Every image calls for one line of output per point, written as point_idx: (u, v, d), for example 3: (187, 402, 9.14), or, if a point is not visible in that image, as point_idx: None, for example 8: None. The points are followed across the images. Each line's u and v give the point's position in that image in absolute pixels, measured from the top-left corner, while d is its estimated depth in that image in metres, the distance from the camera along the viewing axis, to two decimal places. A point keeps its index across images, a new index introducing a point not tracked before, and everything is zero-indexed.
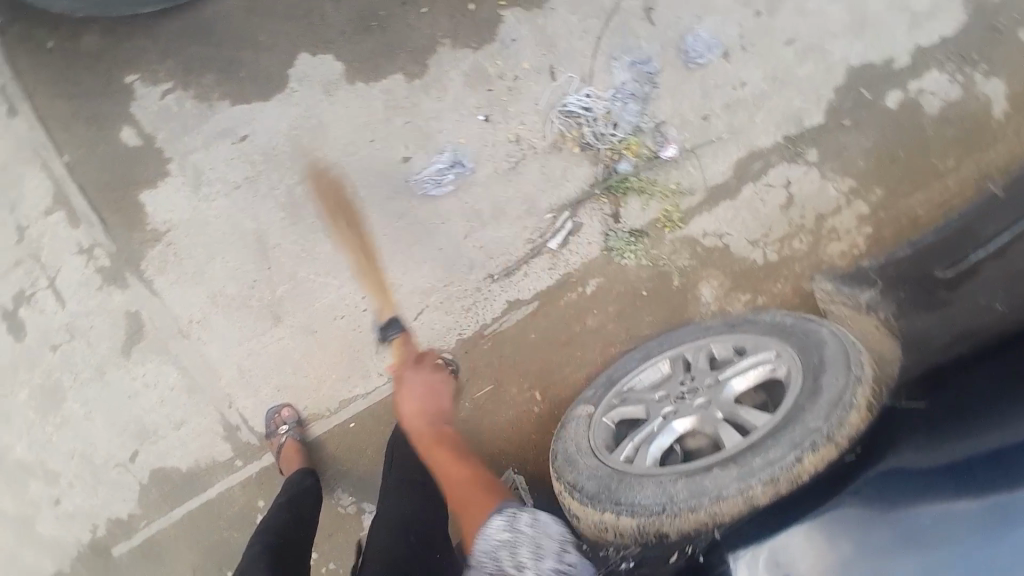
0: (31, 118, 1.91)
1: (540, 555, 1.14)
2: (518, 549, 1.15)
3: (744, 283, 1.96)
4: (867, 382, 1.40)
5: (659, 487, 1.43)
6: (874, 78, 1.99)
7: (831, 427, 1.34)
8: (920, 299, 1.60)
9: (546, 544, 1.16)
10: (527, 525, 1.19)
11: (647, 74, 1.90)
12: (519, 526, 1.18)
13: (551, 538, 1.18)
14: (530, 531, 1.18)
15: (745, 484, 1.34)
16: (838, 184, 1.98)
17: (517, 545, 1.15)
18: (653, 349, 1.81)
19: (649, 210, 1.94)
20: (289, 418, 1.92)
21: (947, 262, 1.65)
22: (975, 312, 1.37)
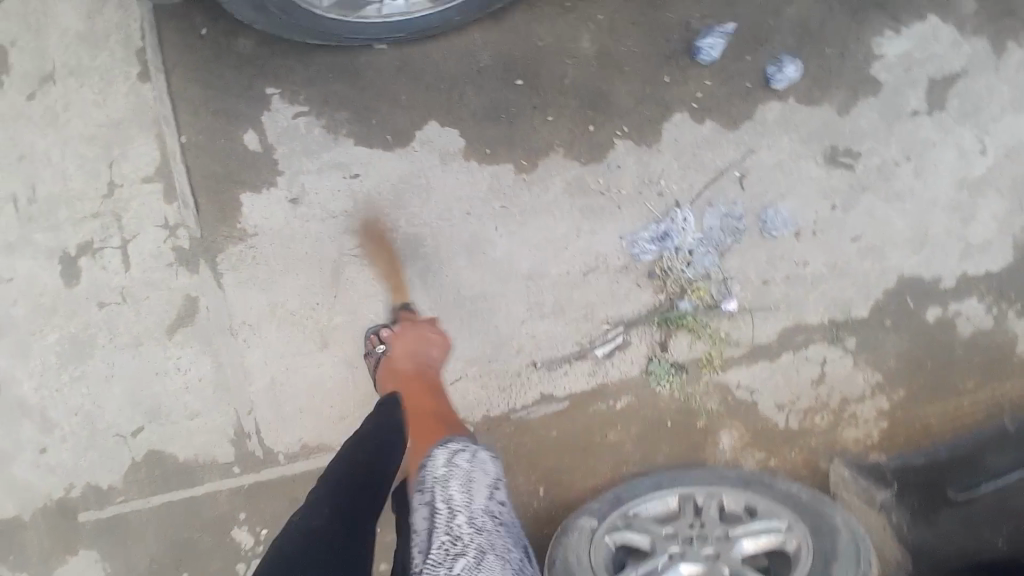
0: (160, 89, 1.93)
1: (471, 492, 1.21)
2: (449, 482, 1.22)
3: (759, 441, 2.09)
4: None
5: None
6: (920, 290, 2.14)
7: None
8: (930, 511, 1.92)
9: (478, 478, 1.24)
10: (464, 461, 1.27)
11: (734, 227, 2.05)
12: (457, 458, 1.28)
13: (485, 475, 1.26)
14: (464, 466, 1.26)
15: None
16: (867, 376, 2.12)
17: (448, 477, 1.23)
18: (665, 481, 1.91)
19: (694, 349, 2.06)
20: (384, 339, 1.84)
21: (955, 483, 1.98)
22: (977, 539, 1.86)
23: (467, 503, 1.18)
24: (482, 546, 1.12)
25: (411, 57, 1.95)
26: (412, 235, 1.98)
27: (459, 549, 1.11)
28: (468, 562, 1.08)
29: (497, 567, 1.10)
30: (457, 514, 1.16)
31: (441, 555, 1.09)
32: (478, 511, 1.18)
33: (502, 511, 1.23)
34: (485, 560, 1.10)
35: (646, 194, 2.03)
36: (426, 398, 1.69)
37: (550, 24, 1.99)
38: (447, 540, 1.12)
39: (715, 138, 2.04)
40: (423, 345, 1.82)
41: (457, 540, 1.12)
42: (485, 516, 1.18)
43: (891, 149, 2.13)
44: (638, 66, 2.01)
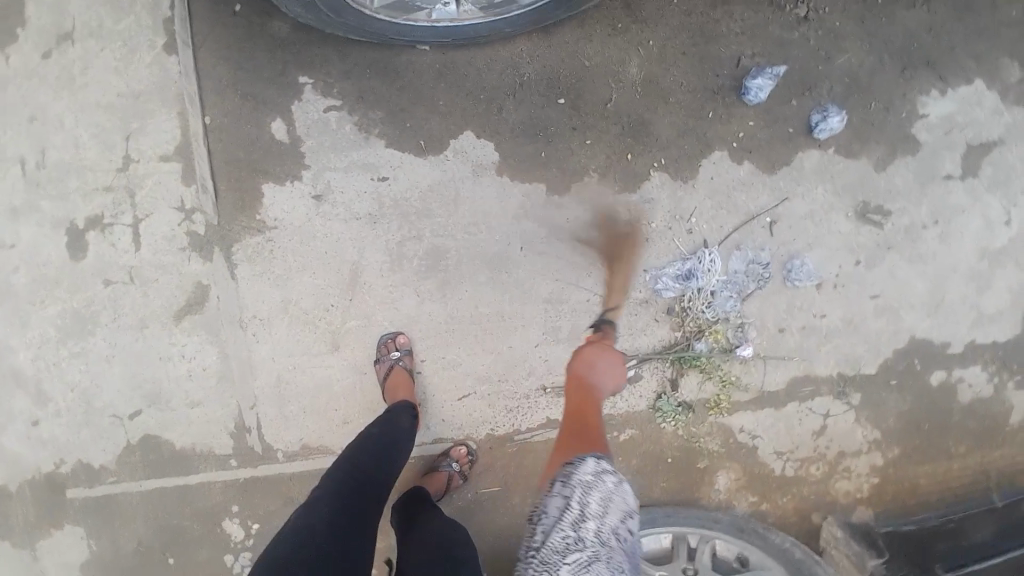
0: (187, 65, 1.84)
1: (608, 508, 1.24)
2: (591, 491, 1.25)
3: (754, 485, 2.12)
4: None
5: None
6: (928, 353, 2.17)
7: None
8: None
9: (616, 502, 1.26)
10: (610, 482, 1.29)
11: (759, 273, 2.04)
12: (601, 476, 1.30)
13: (624, 503, 1.28)
14: (607, 487, 1.28)
15: None
16: (867, 431, 2.15)
17: (591, 487, 1.26)
18: (659, 518, 1.98)
19: (703, 389, 2.07)
20: (402, 346, 1.92)
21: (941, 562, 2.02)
22: None
23: (600, 516, 1.22)
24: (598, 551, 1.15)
25: (453, 62, 1.88)
26: (435, 246, 1.93)
27: (581, 546, 1.15)
28: (580, 560, 1.13)
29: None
30: (587, 520, 1.20)
31: (565, 542, 1.16)
32: (608, 527, 1.21)
33: (628, 540, 1.23)
34: (597, 565, 1.12)
35: (678, 231, 2.00)
36: (586, 414, 1.63)
37: (600, 44, 1.92)
38: (572, 536, 1.17)
39: (751, 182, 2.01)
40: (597, 368, 1.77)
41: (580, 540, 1.16)
42: (614, 534, 1.21)
43: (921, 212, 2.13)
44: (684, 98, 1.96)
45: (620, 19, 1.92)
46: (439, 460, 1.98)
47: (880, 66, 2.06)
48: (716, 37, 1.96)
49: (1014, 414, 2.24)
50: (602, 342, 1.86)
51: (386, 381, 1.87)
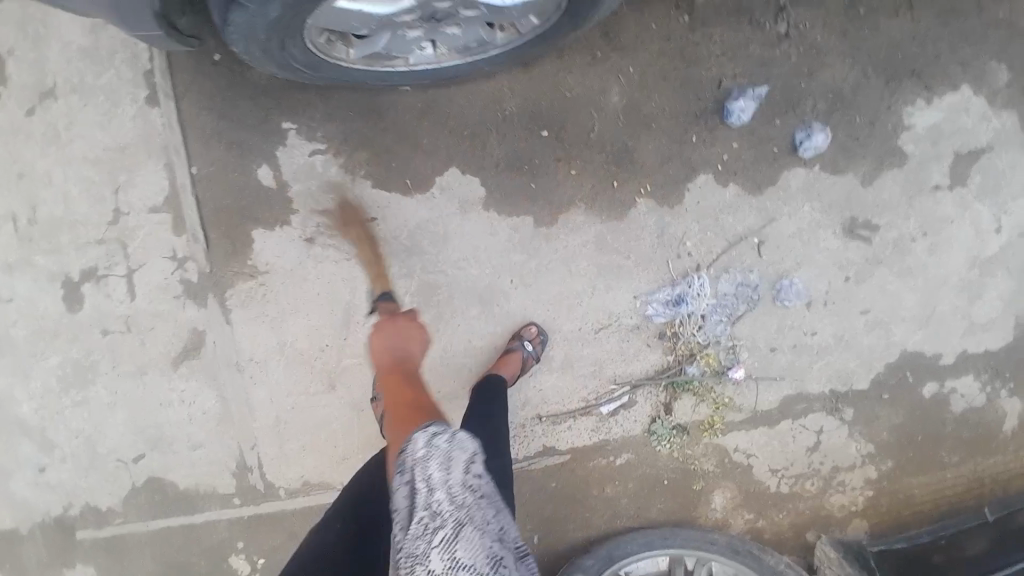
0: (170, 116, 1.86)
1: (450, 467, 1.10)
2: (427, 463, 1.10)
3: (750, 502, 2.17)
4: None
5: None
6: (919, 367, 2.22)
7: None
8: None
9: (456, 455, 1.12)
10: (444, 441, 1.14)
11: (748, 295, 2.05)
12: (434, 439, 1.15)
13: (464, 452, 1.14)
14: (444, 445, 1.13)
15: None
16: (861, 445, 2.20)
17: (426, 460, 1.11)
18: (656, 541, 2.02)
19: (697, 411, 2.09)
20: None
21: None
22: None
23: (445, 479, 1.07)
24: (460, 518, 1.03)
25: (435, 99, 1.88)
26: (428, 283, 1.95)
27: (436, 524, 1.01)
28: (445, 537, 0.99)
29: (475, 539, 1.00)
30: (434, 490, 1.06)
31: (420, 534, 1.01)
32: (456, 487, 1.08)
33: (482, 484, 1.13)
34: (464, 533, 1.01)
35: (666, 255, 2.01)
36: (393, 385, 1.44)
37: (579, 74, 1.92)
38: (425, 516, 1.03)
39: (738, 205, 2.02)
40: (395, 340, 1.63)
41: (435, 514, 1.03)
42: (465, 492, 1.08)
43: (909, 224, 2.12)
44: (666, 124, 1.96)
45: (600, 50, 1.92)
46: (512, 341, 1.95)
47: (865, 80, 2.04)
48: (697, 61, 1.95)
49: (1007, 420, 2.28)
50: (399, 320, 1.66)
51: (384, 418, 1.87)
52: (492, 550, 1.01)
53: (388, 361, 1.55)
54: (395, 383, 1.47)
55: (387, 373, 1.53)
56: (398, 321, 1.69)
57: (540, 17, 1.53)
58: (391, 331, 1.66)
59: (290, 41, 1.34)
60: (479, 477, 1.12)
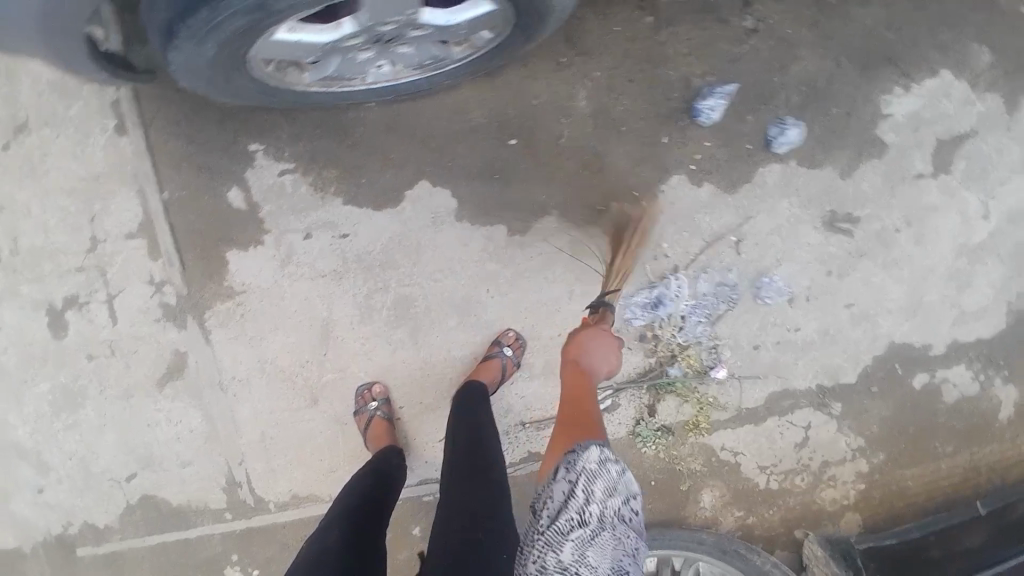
0: (139, 144, 1.91)
1: (610, 493, 1.36)
2: (593, 478, 1.37)
3: (740, 500, 2.15)
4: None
5: None
6: (908, 358, 2.18)
7: None
8: None
9: (617, 485, 1.38)
10: (611, 468, 1.40)
11: (727, 294, 2.03)
12: (605, 463, 1.40)
13: (625, 486, 1.39)
14: (610, 471, 1.39)
15: None
16: (850, 439, 2.17)
17: (593, 474, 1.38)
18: (644, 543, 2.02)
19: (681, 412, 2.08)
20: (379, 396, 1.92)
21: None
22: None
23: (601, 500, 1.35)
24: (601, 530, 1.31)
25: (401, 114, 1.89)
26: (405, 295, 1.95)
27: (583, 527, 1.31)
28: (583, 538, 1.29)
29: (608, 552, 1.28)
30: (590, 503, 1.34)
31: (568, 527, 1.31)
32: (610, 511, 1.34)
33: (632, 516, 1.37)
34: (599, 540, 1.29)
35: (642, 256, 1.99)
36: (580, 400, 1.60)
37: (545, 81, 1.92)
38: (576, 516, 1.33)
39: (714, 203, 1.99)
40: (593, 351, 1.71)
41: (582, 520, 1.32)
42: (613, 516, 1.34)
43: (892, 214, 2.09)
44: (635, 126, 1.95)
45: (564, 57, 1.92)
46: (491, 348, 1.94)
47: (837, 70, 2.02)
48: (662, 62, 1.95)
49: (1002, 409, 2.24)
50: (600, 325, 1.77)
51: (367, 432, 1.88)
52: (620, 563, 1.27)
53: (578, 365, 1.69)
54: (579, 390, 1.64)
55: (573, 372, 1.69)
56: (598, 327, 1.77)
57: (495, 32, 1.52)
58: (594, 340, 1.71)
59: (235, 74, 1.38)
60: (629, 510, 1.37)
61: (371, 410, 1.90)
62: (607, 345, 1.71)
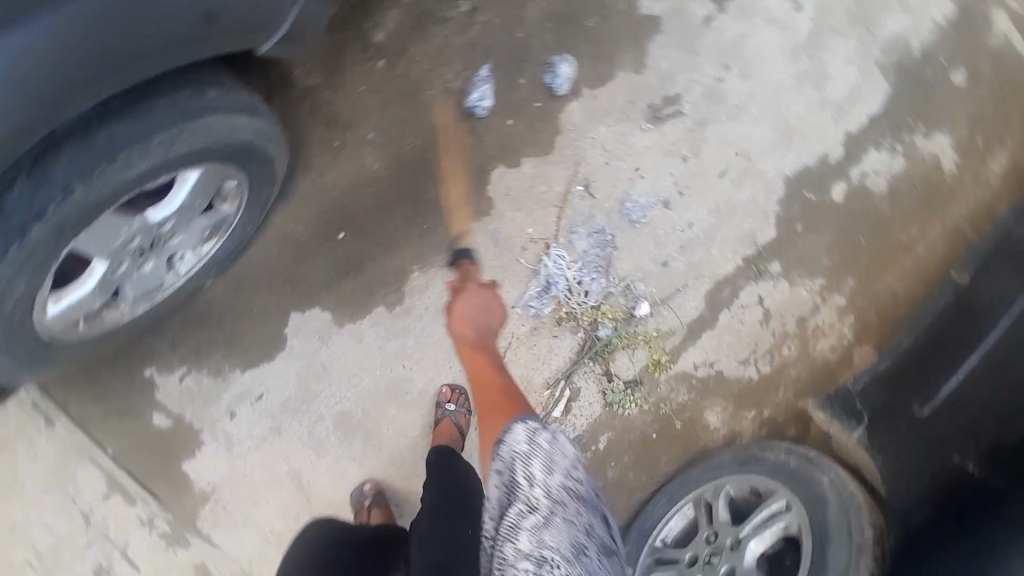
0: (69, 423, 2.03)
1: (552, 468, 1.10)
2: (529, 460, 1.09)
3: (745, 400, 2.08)
4: (869, 546, 1.62)
5: None
6: (815, 179, 2.08)
7: None
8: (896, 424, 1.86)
9: (561, 461, 1.11)
10: (546, 442, 1.11)
11: (604, 240, 2.01)
12: (538, 439, 1.11)
13: (566, 456, 1.13)
14: (546, 446, 1.11)
15: None
16: (810, 285, 2.09)
17: (528, 457, 1.09)
18: (676, 493, 1.91)
19: (637, 360, 2.04)
20: (371, 492, 1.99)
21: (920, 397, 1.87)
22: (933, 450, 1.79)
23: (547, 480, 1.08)
24: (555, 509, 1.06)
25: (241, 273, 1.99)
26: (342, 412, 2.03)
27: (533, 514, 1.04)
28: (536, 522, 1.03)
29: (566, 528, 1.04)
30: (534, 488, 1.07)
31: (515, 517, 1.04)
32: (558, 488, 1.09)
33: (585, 488, 1.14)
34: (555, 521, 1.04)
35: (511, 254, 2.00)
36: (488, 386, 1.43)
37: (334, 168, 1.98)
38: (524, 506, 1.05)
39: (544, 169, 2.00)
40: (473, 315, 1.50)
41: (530, 506, 1.05)
42: (564, 490, 1.10)
43: (705, 69, 2.05)
44: (434, 152, 1.99)
45: (337, 137, 1.98)
46: (435, 413, 2.00)
47: None
48: (418, 85, 1.99)
49: (942, 163, 2.10)
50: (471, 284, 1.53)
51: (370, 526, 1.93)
52: (579, 536, 1.04)
53: (473, 338, 1.51)
54: (483, 365, 1.50)
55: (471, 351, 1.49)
56: (479, 290, 1.53)
57: (232, 178, 1.59)
58: (467, 303, 1.51)
59: (54, 348, 1.55)
60: (579, 478, 1.13)
61: (367, 508, 1.97)
62: (487, 308, 1.52)
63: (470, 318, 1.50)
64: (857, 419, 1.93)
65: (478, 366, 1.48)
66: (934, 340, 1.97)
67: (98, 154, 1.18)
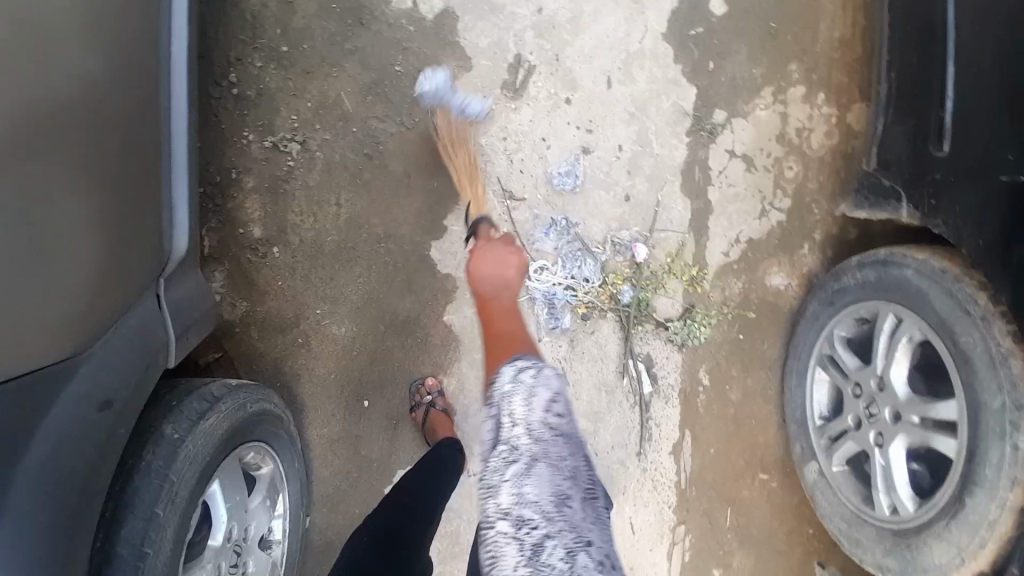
0: None
1: (532, 404, 0.90)
2: (511, 397, 0.91)
3: (793, 242, 1.94)
4: (993, 313, 1.34)
5: (946, 541, 1.42)
6: (689, 13, 1.88)
7: (1011, 393, 1.30)
8: (909, 171, 1.55)
9: (547, 396, 0.91)
10: (530, 375, 0.93)
11: (564, 227, 1.92)
12: (522, 370, 0.94)
13: (550, 387, 0.92)
14: (531, 378, 0.93)
15: (999, 497, 1.33)
16: (762, 104, 1.91)
17: (510, 393, 0.92)
18: (799, 368, 1.86)
19: (675, 292, 1.94)
20: (434, 387, 1.95)
21: (934, 134, 1.49)
22: (993, 170, 1.34)
23: (526, 414, 0.89)
24: (535, 453, 0.86)
25: (323, 495, 2.00)
26: None
27: (513, 457, 0.86)
28: (517, 469, 0.85)
29: (549, 478, 0.84)
30: (514, 426, 0.88)
31: (497, 463, 0.87)
32: (538, 425, 0.88)
33: (570, 421, 0.92)
34: (538, 468, 0.85)
35: None
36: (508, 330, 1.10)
37: (312, 358, 1.98)
38: (506, 452, 0.87)
39: (468, 214, 1.92)
40: (491, 261, 1.19)
41: (512, 446, 0.87)
42: (546, 427, 0.88)
43: (522, 13, 1.89)
44: (376, 278, 1.95)
45: (294, 335, 1.97)
46: None
47: (358, 50, 1.88)
48: (317, 241, 1.94)
49: None
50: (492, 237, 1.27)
51: (428, 422, 1.91)
52: (564, 484, 0.85)
53: (488, 290, 1.15)
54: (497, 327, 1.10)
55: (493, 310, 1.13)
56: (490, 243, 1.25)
57: (247, 450, 1.61)
58: (485, 261, 1.19)
59: None
60: (563, 416, 0.91)
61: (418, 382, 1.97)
62: (500, 245, 1.25)
63: (491, 269, 1.17)
64: (896, 198, 1.59)
65: (494, 329, 1.09)
66: (914, 52, 1.55)
67: (128, 561, 1.21)
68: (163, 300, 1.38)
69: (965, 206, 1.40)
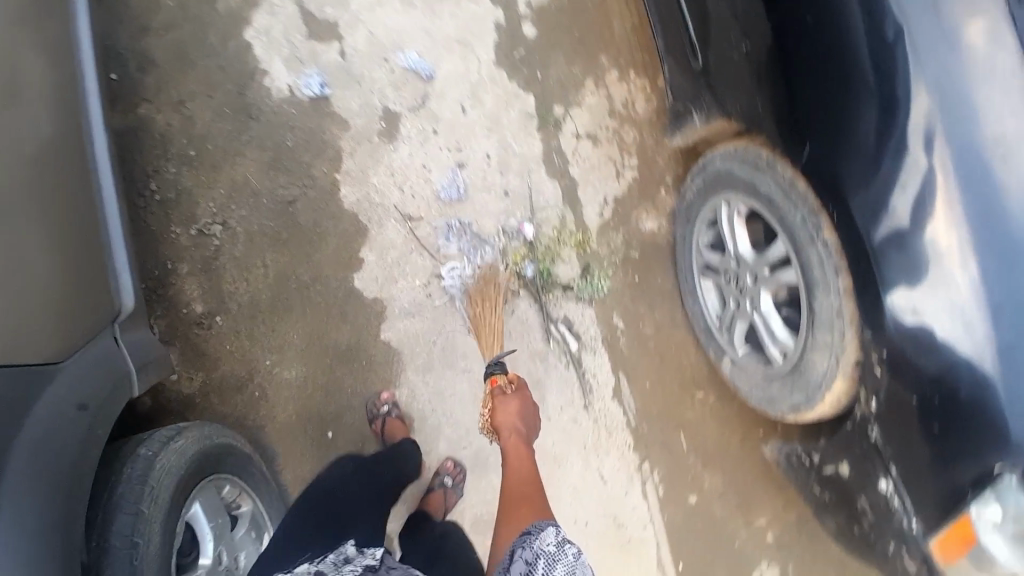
0: None
1: None
2: (553, 563, 1.24)
3: (651, 190, 2.29)
4: (774, 158, 1.58)
5: (822, 352, 1.57)
6: (510, 40, 2.32)
7: (806, 206, 1.50)
8: (689, 90, 1.89)
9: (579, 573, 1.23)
10: (570, 552, 1.28)
11: (462, 227, 2.24)
12: (563, 545, 1.29)
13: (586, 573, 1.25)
14: (570, 557, 1.26)
15: (838, 292, 1.47)
16: (590, 92, 2.33)
17: (554, 558, 1.25)
18: (689, 284, 2.13)
19: (569, 258, 2.25)
20: (389, 400, 2.15)
21: (691, 55, 1.83)
22: (728, 60, 1.64)
23: None
24: None
25: None
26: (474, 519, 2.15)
27: None
28: None
29: None
30: None
31: None
32: None
33: None
34: None
35: (426, 305, 2.21)
36: (520, 468, 1.71)
37: (272, 402, 2.16)
38: None
39: (378, 243, 2.23)
40: (513, 416, 1.83)
41: None
42: None
43: (378, 76, 2.28)
44: (311, 314, 2.20)
45: (251, 390, 2.16)
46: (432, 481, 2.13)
47: (253, 138, 2.24)
48: (253, 299, 2.20)
49: None
50: (518, 390, 1.90)
51: (388, 433, 2.11)
52: None
53: (520, 434, 1.81)
54: (521, 459, 1.74)
55: (520, 445, 1.78)
56: (513, 395, 1.87)
57: (227, 482, 1.75)
58: (512, 408, 1.84)
59: None
60: None
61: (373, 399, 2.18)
62: (525, 410, 1.86)
63: (517, 419, 1.83)
64: (692, 115, 1.91)
65: (521, 461, 1.73)
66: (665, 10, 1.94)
67: (122, 550, 1.35)
68: (121, 338, 1.60)
69: (730, 91, 1.66)
